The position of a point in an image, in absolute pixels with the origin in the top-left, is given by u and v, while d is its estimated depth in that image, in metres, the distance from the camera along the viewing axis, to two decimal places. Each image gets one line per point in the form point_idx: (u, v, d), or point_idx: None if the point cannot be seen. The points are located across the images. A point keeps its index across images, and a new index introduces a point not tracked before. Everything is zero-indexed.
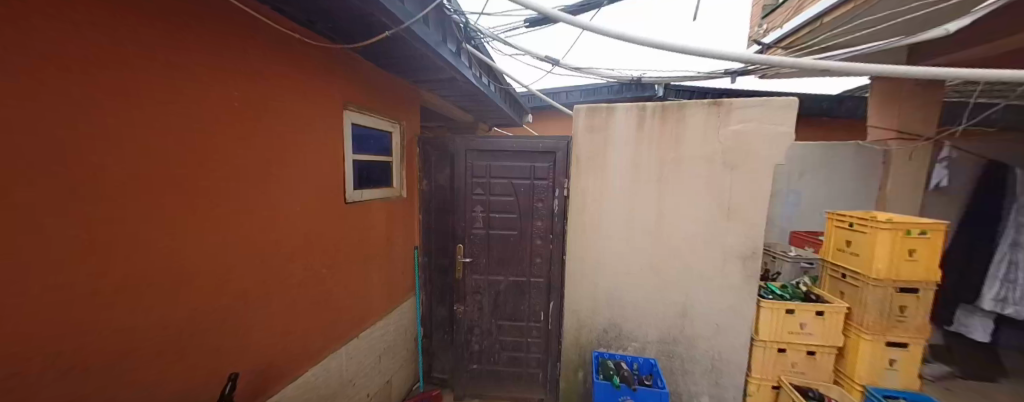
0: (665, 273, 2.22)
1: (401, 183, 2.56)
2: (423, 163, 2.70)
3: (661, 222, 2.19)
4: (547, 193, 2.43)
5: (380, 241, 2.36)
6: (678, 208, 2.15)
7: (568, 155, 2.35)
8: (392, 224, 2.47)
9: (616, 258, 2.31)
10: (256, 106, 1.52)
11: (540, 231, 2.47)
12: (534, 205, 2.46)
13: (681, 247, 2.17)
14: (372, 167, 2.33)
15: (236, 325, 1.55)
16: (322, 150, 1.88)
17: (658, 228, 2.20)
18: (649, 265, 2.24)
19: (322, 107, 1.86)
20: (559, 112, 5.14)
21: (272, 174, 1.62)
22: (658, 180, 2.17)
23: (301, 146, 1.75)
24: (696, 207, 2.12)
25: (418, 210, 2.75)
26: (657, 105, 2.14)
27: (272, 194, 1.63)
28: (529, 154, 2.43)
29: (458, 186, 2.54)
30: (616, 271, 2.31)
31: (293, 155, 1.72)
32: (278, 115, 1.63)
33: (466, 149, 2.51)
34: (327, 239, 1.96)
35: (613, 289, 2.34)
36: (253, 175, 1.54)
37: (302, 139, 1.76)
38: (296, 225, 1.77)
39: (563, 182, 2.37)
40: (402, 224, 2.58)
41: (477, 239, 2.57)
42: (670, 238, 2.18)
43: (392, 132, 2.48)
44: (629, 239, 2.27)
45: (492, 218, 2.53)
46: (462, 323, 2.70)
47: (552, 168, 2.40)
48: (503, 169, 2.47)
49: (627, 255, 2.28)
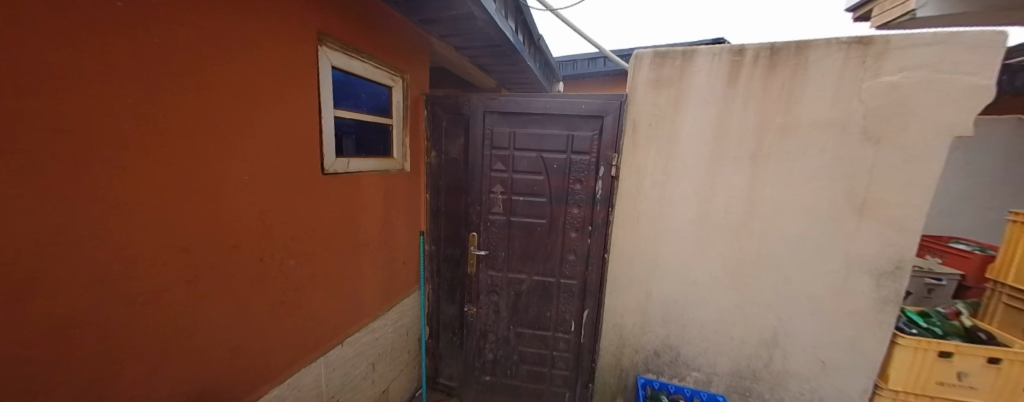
0: (750, 287, 1.60)
1: (406, 155, 2.05)
2: (431, 130, 2.15)
3: (751, 217, 1.55)
4: (587, 172, 1.85)
5: (375, 226, 1.83)
6: (779, 199, 1.51)
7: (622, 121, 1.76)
8: (395, 205, 1.97)
9: (679, 263, 1.70)
10: (192, 16, 0.98)
11: (573, 221, 1.92)
12: (571, 187, 1.89)
13: (779, 253, 1.54)
14: (368, 131, 1.79)
15: (155, 349, 1.01)
16: (303, 102, 1.33)
17: (746, 225, 1.57)
18: (727, 274, 1.63)
19: (300, 38, 1.31)
20: (595, 81, 4.46)
21: (224, 126, 1.08)
22: (753, 158, 1.52)
23: (271, 90, 1.21)
24: (812, 198, 1.47)
25: (424, 188, 2.22)
26: (762, 47, 1.48)
27: (205, 151, 1.04)
28: (565, 119, 1.84)
29: (474, 159, 1.97)
30: (678, 279, 1.71)
31: (259, 103, 1.17)
32: (233, 37, 1.08)
33: (487, 111, 1.92)
34: (312, 223, 1.44)
35: (671, 303, 1.74)
36: (188, 123, 0.99)
37: (275, 83, 1.22)
38: (265, 203, 1.23)
39: (611, 156, 1.79)
40: (405, 203, 2.06)
41: (495, 226, 2.02)
42: (764, 240, 1.55)
43: (393, 89, 1.92)
44: (701, 237, 1.65)
45: (515, 201, 1.97)
46: (473, 327, 2.20)
47: (597, 139, 1.81)
48: (534, 139, 1.89)
49: (696, 259, 1.67)
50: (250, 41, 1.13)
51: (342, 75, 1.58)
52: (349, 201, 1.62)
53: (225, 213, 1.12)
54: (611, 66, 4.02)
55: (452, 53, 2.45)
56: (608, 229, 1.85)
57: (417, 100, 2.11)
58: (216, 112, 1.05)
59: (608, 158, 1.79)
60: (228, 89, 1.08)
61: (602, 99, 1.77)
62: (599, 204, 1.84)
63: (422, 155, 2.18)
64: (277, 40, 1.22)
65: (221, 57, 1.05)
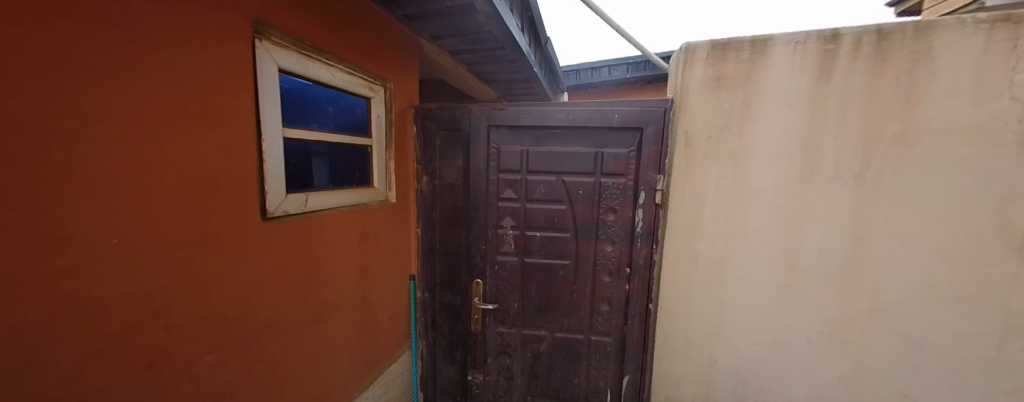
0: (858, 352, 1.19)
1: (392, 181, 1.62)
2: (422, 150, 1.73)
3: (857, 258, 1.16)
4: (623, 199, 1.44)
5: (349, 281, 1.37)
6: (897, 234, 1.12)
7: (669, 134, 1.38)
8: (379, 246, 1.53)
9: (757, 319, 1.28)
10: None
11: (605, 262, 1.49)
12: (602, 219, 1.47)
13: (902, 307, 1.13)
14: (337, 154, 1.35)
15: None
16: (238, 115, 0.91)
17: (850, 269, 1.17)
18: (825, 334, 1.21)
19: (231, 25, 0.89)
20: (599, 90, 4.14)
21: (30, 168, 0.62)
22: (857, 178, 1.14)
23: (176, 96, 0.79)
24: (948, 233, 1.08)
25: (415, 221, 1.79)
26: (865, 31, 1.12)
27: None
28: (592, 133, 1.44)
29: (477, 185, 1.53)
30: (756, 340, 1.29)
31: (150, 120, 0.75)
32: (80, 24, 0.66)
33: (493, 125, 1.50)
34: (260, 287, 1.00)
35: (747, 373, 1.31)
36: None
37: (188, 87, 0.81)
38: (174, 271, 0.81)
39: (655, 177, 1.39)
40: (392, 242, 1.62)
41: (505, 271, 1.57)
42: (878, 289, 1.15)
43: (372, 100, 1.50)
44: (786, 285, 1.24)
45: (530, 238, 1.53)
46: (480, 398, 1.73)
47: (636, 158, 1.42)
48: (554, 159, 1.47)
49: (778, 314, 1.25)
50: (128, 20, 0.71)
51: (296, 81, 1.15)
52: (310, 250, 1.17)
53: (83, 295, 0.68)
54: (616, 75, 3.69)
55: (446, 59, 2.06)
56: (652, 271, 1.44)
57: (404, 114, 1.69)
58: (49, 128, 0.63)
59: (651, 181, 1.40)
60: (73, 91, 0.65)
61: (642, 107, 1.39)
62: (640, 239, 1.44)
63: (411, 181, 1.76)
64: (187, 21, 0.80)
65: (59, 42, 0.64)
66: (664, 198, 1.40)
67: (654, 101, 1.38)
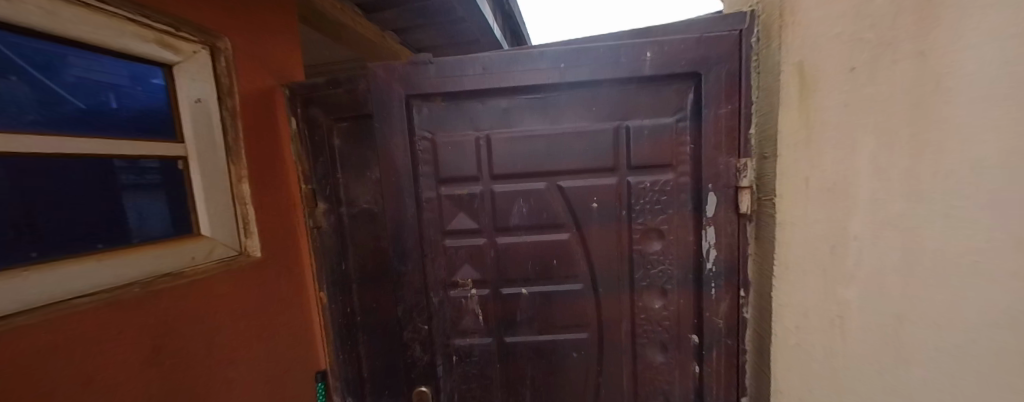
0: None
1: (249, 219, 0.89)
2: (311, 159, 0.99)
3: None
4: (674, 213, 0.78)
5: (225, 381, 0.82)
6: None
7: (752, 79, 0.72)
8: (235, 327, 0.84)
9: None
10: None
11: (651, 329, 0.81)
12: (639, 252, 0.79)
13: None
14: (66, 174, 0.63)
15: None
16: None
17: None
18: None
19: None
20: None
21: None
22: None
23: None
24: None
25: (317, 280, 1.05)
26: None
27: None
28: (607, 94, 0.76)
29: (405, 212, 0.80)
30: None
31: None
32: None
33: (417, 95, 0.77)
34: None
35: None
36: None
37: None
38: None
39: (731, 166, 0.73)
40: (270, 316, 0.93)
41: (471, 366, 0.85)
42: None
43: (176, 68, 0.78)
44: None
45: (511, 302, 0.82)
46: None
47: (694, 131, 0.75)
48: (540, 149, 0.79)
49: None
50: None
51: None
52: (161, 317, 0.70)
53: None
54: None
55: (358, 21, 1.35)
56: (740, 337, 0.78)
57: (273, 98, 0.96)
58: None
59: (727, 173, 0.74)
60: None
61: (697, 33, 0.72)
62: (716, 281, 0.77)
63: (300, 212, 1.01)
64: None
65: None
66: (768, 206, 0.71)
67: (719, 21, 0.72)
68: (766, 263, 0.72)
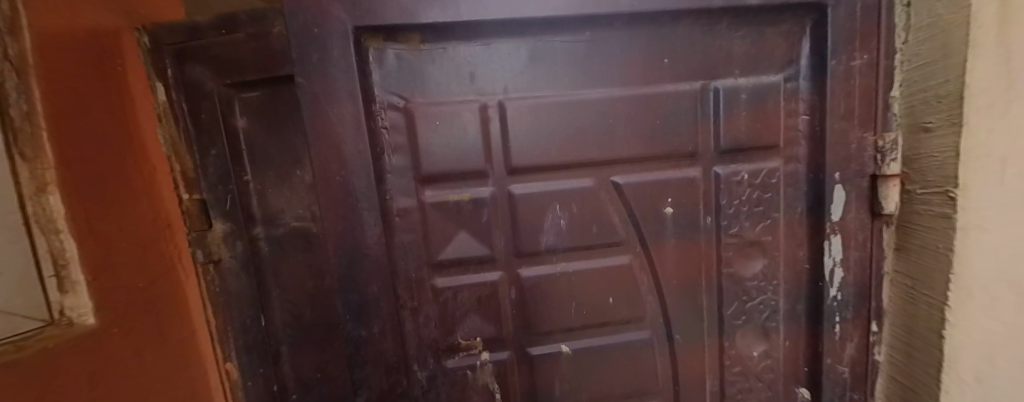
0: None
1: (65, 259, 0.49)
2: (196, 152, 0.60)
3: None
4: (781, 216, 0.52)
5: None
6: None
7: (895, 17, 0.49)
8: None
9: None
10: None
11: (748, 386, 0.55)
12: (732, 278, 0.53)
13: None
14: None
15: None
16: None
17: None
18: None
19: None
20: None
21: None
22: None
23: None
24: None
25: (217, 341, 0.67)
26: None
27: None
28: (684, 38, 0.49)
29: (362, 238, 0.45)
30: None
31: None
32: None
33: (377, 27, 0.44)
34: None
35: None
36: None
37: None
38: None
39: (868, 144, 0.50)
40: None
41: None
42: None
43: None
44: None
45: (543, 367, 0.52)
46: None
47: (813, 95, 0.51)
48: (583, 123, 0.49)
49: None
50: None
51: None
52: None
53: None
54: None
55: None
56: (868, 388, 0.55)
57: (118, 47, 0.56)
58: None
59: (861, 156, 0.50)
60: None
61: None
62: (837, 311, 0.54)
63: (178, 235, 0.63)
64: None
65: None
66: (945, 203, 0.46)
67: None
68: (929, 287, 0.48)
